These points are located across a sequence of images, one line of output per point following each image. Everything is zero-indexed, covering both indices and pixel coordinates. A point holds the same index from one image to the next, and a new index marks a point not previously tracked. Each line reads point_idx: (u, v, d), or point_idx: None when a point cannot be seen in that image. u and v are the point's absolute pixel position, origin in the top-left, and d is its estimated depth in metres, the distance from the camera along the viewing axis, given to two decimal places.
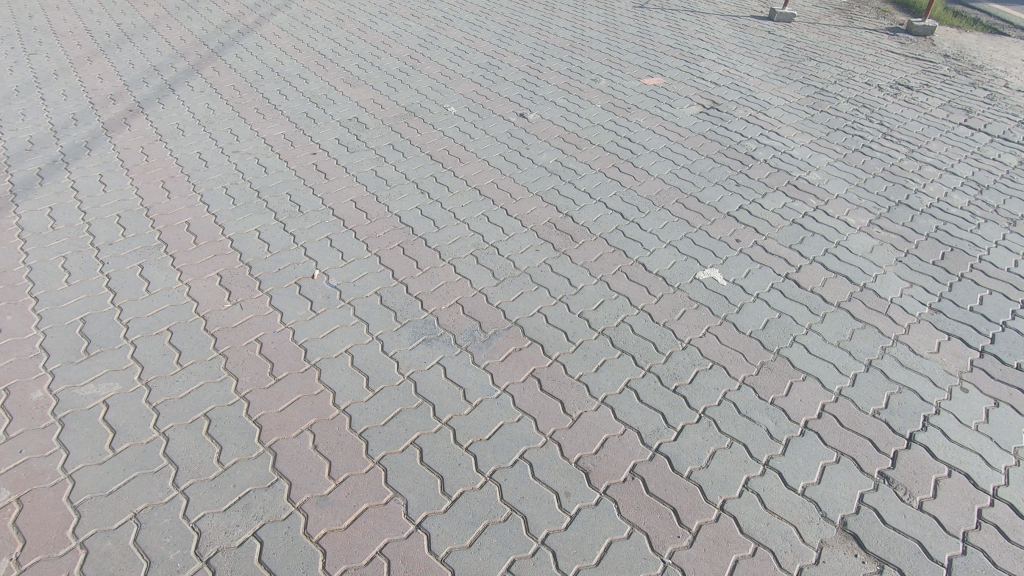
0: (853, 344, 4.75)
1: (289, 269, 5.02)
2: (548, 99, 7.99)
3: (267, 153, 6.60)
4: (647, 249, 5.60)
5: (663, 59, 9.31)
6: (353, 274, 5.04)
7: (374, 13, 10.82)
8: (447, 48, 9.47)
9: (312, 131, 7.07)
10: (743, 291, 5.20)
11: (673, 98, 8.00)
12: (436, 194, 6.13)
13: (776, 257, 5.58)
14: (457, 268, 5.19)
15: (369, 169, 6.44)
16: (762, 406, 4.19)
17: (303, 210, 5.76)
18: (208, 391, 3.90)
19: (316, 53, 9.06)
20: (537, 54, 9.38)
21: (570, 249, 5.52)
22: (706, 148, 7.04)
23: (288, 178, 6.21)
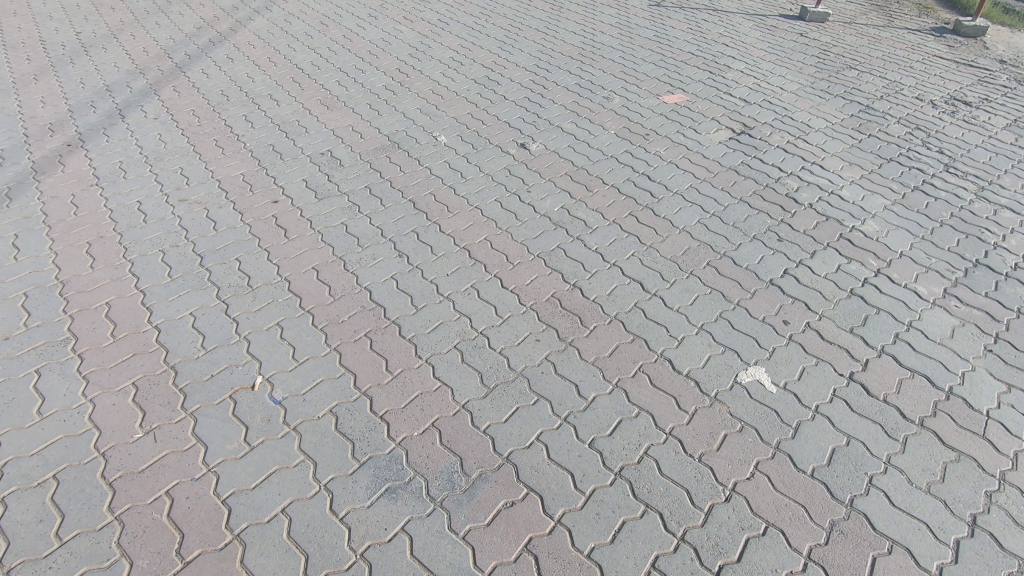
0: (1002, 449, 3.33)
1: (219, 349, 3.64)
2: (557, 115, 6.75)
3: (208, 181, 5.23)
4: (690, 332, 3.96)
5: (685, 70, 8.23)
6: (292, 357, 3.62)
7: (363, 16, 9.68)
8: (441, 55, 8.30)
9: (275, 149, 5.79)
10: (824, 381, 3.67)
11: (699, 121, 6.84)
12: (417, 235, 4.74)
13: (855, 318, 4.17)
14: (435, 342, 3.78)
15: (326, 212, 4.93)
16: (884, 559, 2.78)
17: (245, 259, 4.37)
18: (80, 550, 2.64)
19: (291, 60, 7.85)
20: (544, 63, 8.24)
21: (586, 315, 4.06)
22: (738, 187, 5.60)
23: (230, 216, 4.81)
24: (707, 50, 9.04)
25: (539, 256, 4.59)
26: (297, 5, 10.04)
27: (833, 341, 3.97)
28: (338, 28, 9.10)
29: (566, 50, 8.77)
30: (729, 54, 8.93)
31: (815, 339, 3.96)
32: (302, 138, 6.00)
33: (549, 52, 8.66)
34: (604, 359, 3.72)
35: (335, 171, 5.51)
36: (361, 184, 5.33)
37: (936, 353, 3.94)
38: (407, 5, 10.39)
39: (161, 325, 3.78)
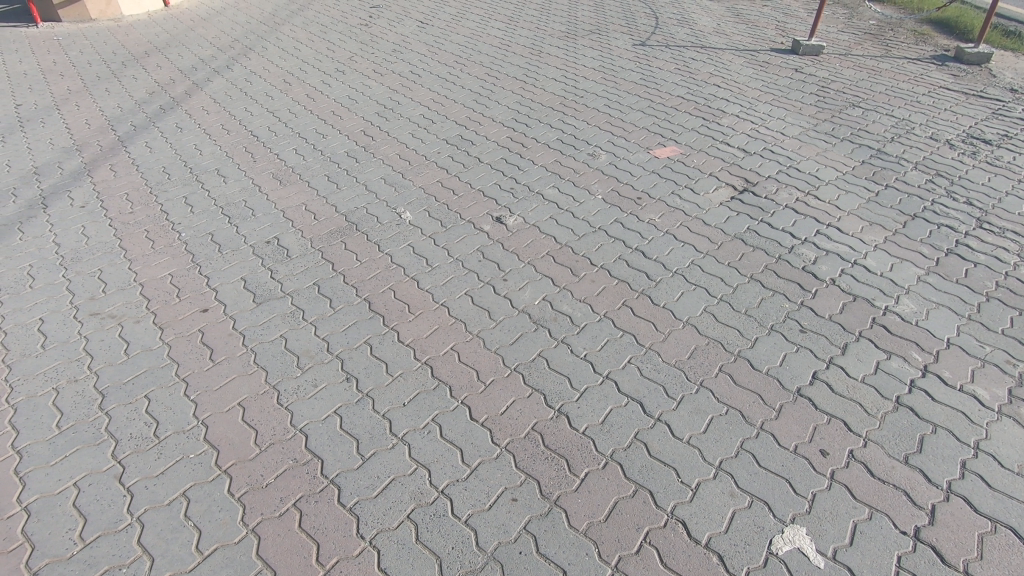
0: None
1: (102, 540, 2.83)
2: (537, 179, 6.05)
3: (129, 286, 4.49)
4: (706, 476, 3.16)
5: (676, 117, 7.58)
6: (194, 548, 2.80)
7: (331, 71, 9.12)
8: (411, 112, 7.67)
9: (214, 240, 5.06)
10: (884, 544, 2.86)
11: (696, 178, 6.14)
12: (370, 348, 3.96)
13: (909, 441, 3.37)
14: (383, 511, 2.97)
15: (263, 321, 4.16)
16: None
17: (156, 396, 3.57)
18: None
19: (246, 126, 7.21)
20: (522, 116, 7.59)
21: (575, 457, 3.24)
22: (747, 261, 4.85)
23: (147, 334, 4.04)
24: (698, 93, 8.41)
25: (515, 370, 3.80)
26: (261, 63, 9.51)
27: (886, 479, 3.16)
28: (302, 86, 8.52)
29: (547, 100, 8.15)
30: (722, 96, 8.30)
31: (863, 477, 3.16)
32: (246, 224, 5.27)
33: (529, 103, 8.03)
34: (599, 527, 2.91)
35: (280, 264, 4.76)
36: (309, 281, 4.58)
37: (1018, 490, 3.12)
38: (379, 56, 9.86)
39: (31, 505, 2.97)
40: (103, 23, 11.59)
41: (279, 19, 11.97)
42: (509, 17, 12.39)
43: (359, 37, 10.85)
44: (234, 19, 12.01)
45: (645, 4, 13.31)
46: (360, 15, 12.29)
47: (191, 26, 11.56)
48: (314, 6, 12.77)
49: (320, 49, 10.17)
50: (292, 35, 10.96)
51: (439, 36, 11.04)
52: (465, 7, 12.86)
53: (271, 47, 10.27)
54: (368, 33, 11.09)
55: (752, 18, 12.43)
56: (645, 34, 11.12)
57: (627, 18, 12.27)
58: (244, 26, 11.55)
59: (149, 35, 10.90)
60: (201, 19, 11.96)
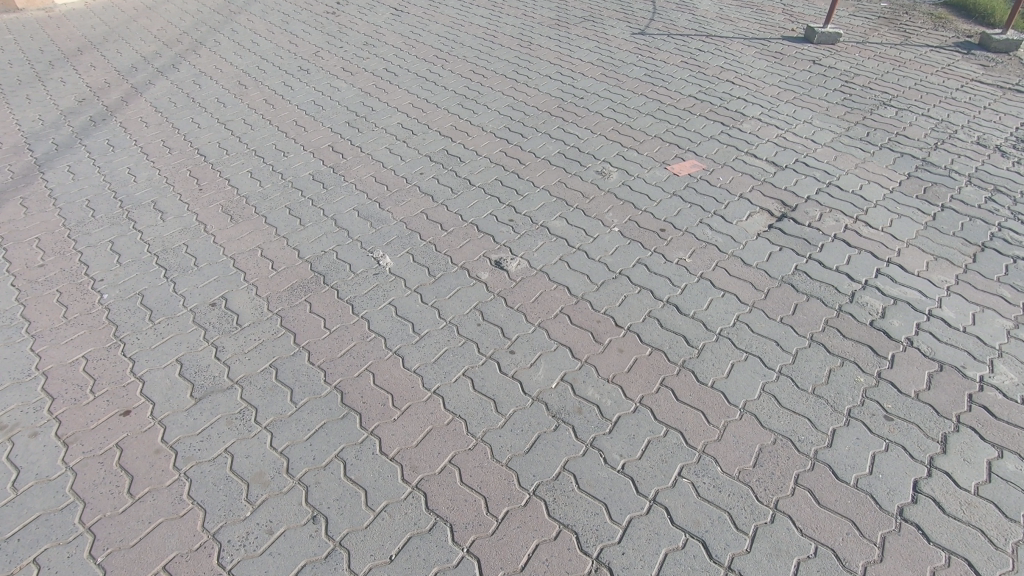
0: None
1: None
2: (540, 207, 5.48)
3: (26, 379, 3.91)
4: None
5: (692, 123, 6.66)
6: None
7: (294, 69, 8.04)
8: (386, 121, 6.69)
9: (143, 303, 4.45)
10: None
11: (725, 202, 5.38)
12: (342, 467, 3.54)
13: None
14: None
15: (202, 428, 3.72)
16: None
17: (49, 560, 3.08)
18: None
19: (191, 142, 6.18)
20: (515, 124, 6.71)
21: None
22: (802, 316, 4.32)
23: (46, 458, 3.52)
24: (711, 91, 7.48)
25: (534, 492, 3.40)
26: (213, 61, 8.36)
27: None
28: (259, 89, 7.44)
29: (543, 103, 7.19)
30: (738, 95, 7.40)
31: None
32: (185, 278, 4.67)
33: (521, 106, 7.10)
34: None
35: (226, 337, 4.26)
36: (262, 360, 4.13)
37: None
38: (348, 50, 8.76)
39: None
40: (31, 14, 10.30)
41: (235, 7, 10.74)
42: (492, 2, 11.28)
43: (325, 28, 9.71)
44: (183, 7, 10.75)
45: None
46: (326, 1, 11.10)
47: (134, 16, 10.30)
48: None
49: (281, 43, 9.04)
50: (248, 26, 9.79)
51: (416, 25, 9.93)
52: None
53: (224, 41, 9.10)
54: (335, 23, 9.95)
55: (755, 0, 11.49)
56: (643, 21, 10.16)
57: (620, 2, 11.26)
58: (194, 16, 10.31)
59: (83, 28, 9.62)
60: (146, 8, 10.68)
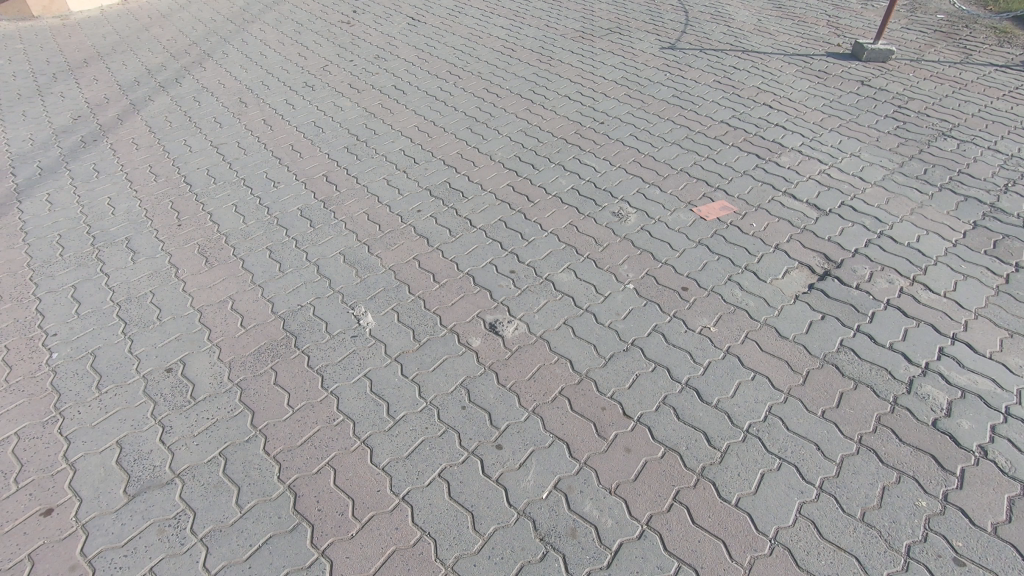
0: None
1: None
2: (545, 256, 4.56)
3: None
4: None
5: (723, 154, 5.98)
6: None
7: (300, 85, 7.66)
8: (389, 146, 6.17)
9: (35, 335, 3.86)
10: None
11: (758, 254, 4.61)
12: None
13: None
14: None
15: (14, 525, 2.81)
16: None
17: None
18: None
19: (179, 169, 5.76)
20: (527, 152, 6.05)
21: None
22: (848, 410, 3.36)
23: None
24: (746, 116, 6.79)
25: None
26: (218, 74, 8.04)
27: None
28: (260, 107, 7.06)
29: (560, 126, 6.56)
30: (776, 121, 6.67)
31: None
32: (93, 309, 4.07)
33: (534, 132, 6.45)
34: None
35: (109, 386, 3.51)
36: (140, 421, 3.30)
37: None
38: (357, 64, 8.35)
39: None
40: (46, 21, 10.20)
41: (249, 16, 10.48)
42: (514, 12, 10.80)
43: (338, 39, 9.34)
44: (198, 15, 10.54)
45: None
46: (342, 11, 10.78)
47: (148, 24, 10.10)
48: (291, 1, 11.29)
49: (290, 55, 8.69)
50: (260, 36, 9.48)
51: (432, 36, 9.48)
52: (464, 1, 11.31)
53: (233, 53, 8.80)
54: (348, 33, 9.58)
55: (797, 12, 10.73)
56: (674, 33, 9.48)
57: (649, 13, 10.64)
58: (207, 25, 10.07)
59: (95, 37, 9.44)
60: (160, 16, 10.50)
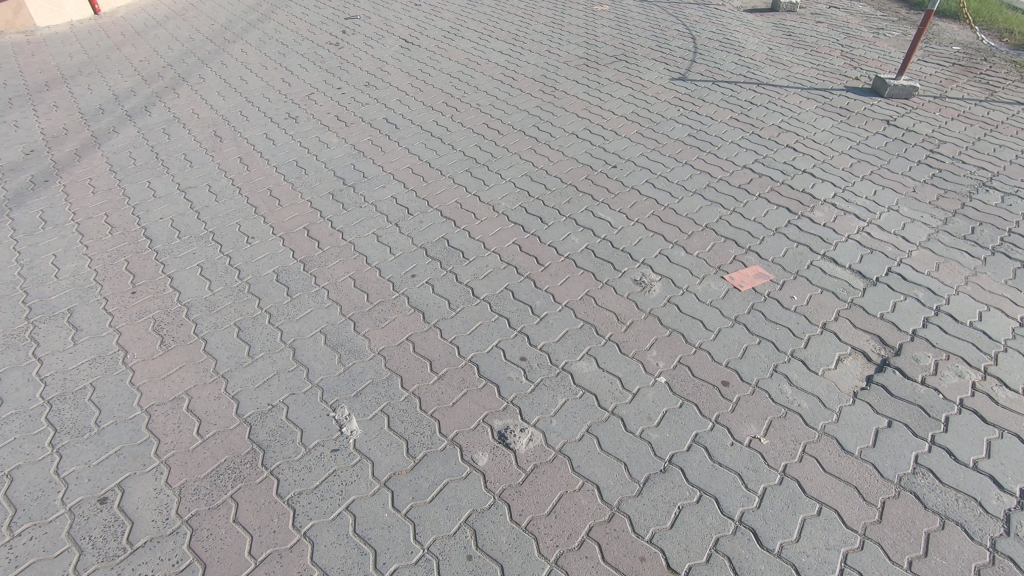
0: None
1: None
2: (560, 338, 3.95)
3: None
4: None
5: (751, 206, 5.42)
6: None
7: (282, 116, 7.02)
8: (380, 192, 5.53)
9: None
10: None
11: (805, 336, 4.02)
12: None
13: None
14: None
15: None
16: None
17: None
18: None
19: (139, 219, 5.07)
20: (533, 201, 5.45)
21: None
22: (939, 560, 2.78)
23: None
24: (770, 160, 6.24)
25: None
26: (193, 102, 7.36)
27: None
28: (236, 143, 6.39)
29: (569, 170, 5.97)
30: (803, 167, 6.13)
31: None
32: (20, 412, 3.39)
33: (540, 176, 5.84)
34: None
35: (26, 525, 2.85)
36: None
37: None
38: (345, 92, 7.74)
39: None
40: (10, 37, 9.49)
41: (231, 35, 9.85)
42: (513, 35, 10.27)
43: (325, 63, 8.73)
44: (175, 33, 9.89)
45: (676, 22, 11.18)
46: (330, 30, 10.18)
47: (119, 42, 9.41)
48: (276, 19, 10.69)
49: (272, 81, 8.05)
50: (241, 59, 8.85)
51: (426, 61, 8.89)
52: (460, 23, 10.78)
53: (210, 77, 8.15)
54: (336, 57, 8.97)
55: (808, 41, 10.30)
56: (683, 63, 8.97)
57: (655, 38, 10.15)
58: (184, 44, 9.41)
59: (61, 56, 8.74)
60: (134, 33, 9.83)
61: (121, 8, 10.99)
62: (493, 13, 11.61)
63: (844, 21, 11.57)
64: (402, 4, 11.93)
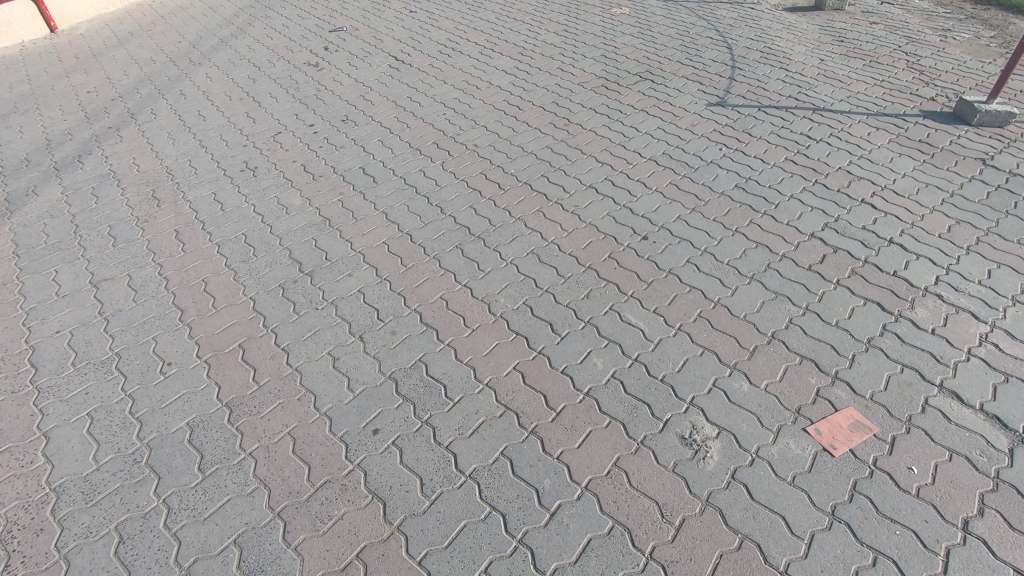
0: None
1: None
2: (579, 558, 2.69)
3: None
4: None
5: (830, 302, 4.11)
6: None
7: (237, 168, 5.82)
8: (343, 285, 4.32)
9: None
10: None
11: (941, 549, 2.73)
12: None
13: None
14: None
15: None
16: None
17: None
18: None
19: (28, 335, 3.92)
20: (541, 296, 4.19)
21: None
22: None
23: None
24: (844, 224, 4.90)
25: None
26: (138, 148, 6.22)
27: None
28: (175, 209, 5.21)
29: (588, 245, 4.70)
30: (888, 235, 4.79)
31: None
32: None
33: (550, 256, 4.59)
34: None
35: None
36: None
37: None
38: (318, 130, 6.54)
39: None
40: None
41: (198, 56, 8.68)
42: (519, 47, 8.99)
43: (299, 91, 7.51)
44: (135, 54, 8.76)
45: (706, 26, 9.78)
46: (310, 47, 8.95)
47: (71, 67, 8.29)
48: (252, 35, 9.51)
49: (234, 117, 6.87)
50: (204, 87, 7.67)
51: (416, 84, 7.64)
52: (459, 34, 9.51)
53: (163, 113, 6.98)
54: (313, 82, 7.77)
55: (864, 47, 8.85)
56: (719, 82, 7.62)
57: (684, 49, 8.79)
58: (142, 69, 8.26)
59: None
60: (89, 55, 8.70)
61: (82, 26, 9.91)
62: (497, 20, 10.28)
63: (902, 22, 10.03)
64: (395, 11, 10.64)
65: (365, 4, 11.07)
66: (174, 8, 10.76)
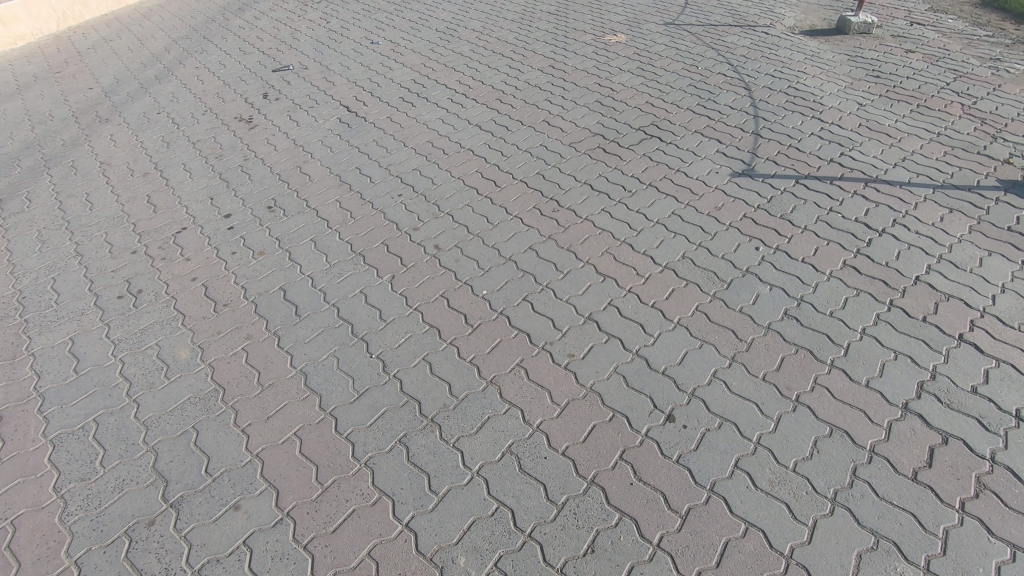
0: None
1: None
2: None
3: None
4: None
5: (960, 555, 2.71)
6: None
7: (114, 292, 4.34)
8: (224, 529, 2.87)
9: None
10: None
11: None
12: None
13: None
14: None
15: None
16: None
17: None
18: None
19: None
20: (523, 550, 2.76)
21: None
22: None
23: None
24: (946, 386, 3.51)
25: None
26: None
27: None
28: (9, 371, 3.72)
29: (590, 434, 3.28)
30: (1010, 404, 3.40)
31: None
32: None
33: (535, 457, 3.16)
34: None
35: None
36: None
37: None
38: (236, 223, 5.06)
39: None
40: None
41: (106, 109, 7.16)
42: (497, 88, 7.53)
43: (221, 160, 6.03)
44: (29, 106, 7.23)
45: (717, 58, 8.38)
46: (245, 94, 7.47)
47: None
48: (180, 77, 8.02)
49: (130, 203, 5.38)
50: (102, 156, 6.16)
51: (368, 147, 6.18)
52: (427, 72, 8.05)
53: (41, 199, 5.47)
54: (240, 145, 6.29)
55: (905, 86, 7.48)
56: (742, 139, 6.21)
57: (694, 90, 7.38)
58: (33, 128, 6.74)
59: None
60: None
61: None
62: (472, 51, 8.82)
63: (941, 49, 8.69)
64: (353, 42, 9.15)
65: (320, 34, 9.59)
66: (94, 43, 9.28)
